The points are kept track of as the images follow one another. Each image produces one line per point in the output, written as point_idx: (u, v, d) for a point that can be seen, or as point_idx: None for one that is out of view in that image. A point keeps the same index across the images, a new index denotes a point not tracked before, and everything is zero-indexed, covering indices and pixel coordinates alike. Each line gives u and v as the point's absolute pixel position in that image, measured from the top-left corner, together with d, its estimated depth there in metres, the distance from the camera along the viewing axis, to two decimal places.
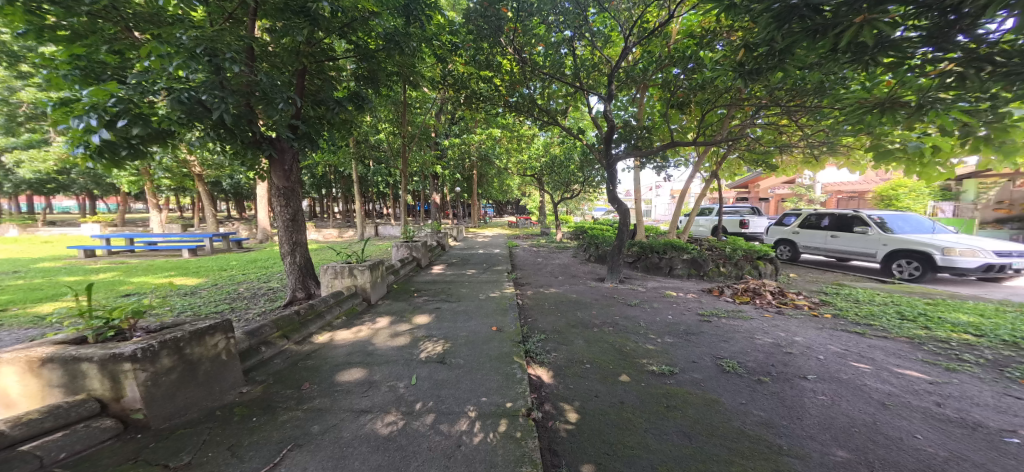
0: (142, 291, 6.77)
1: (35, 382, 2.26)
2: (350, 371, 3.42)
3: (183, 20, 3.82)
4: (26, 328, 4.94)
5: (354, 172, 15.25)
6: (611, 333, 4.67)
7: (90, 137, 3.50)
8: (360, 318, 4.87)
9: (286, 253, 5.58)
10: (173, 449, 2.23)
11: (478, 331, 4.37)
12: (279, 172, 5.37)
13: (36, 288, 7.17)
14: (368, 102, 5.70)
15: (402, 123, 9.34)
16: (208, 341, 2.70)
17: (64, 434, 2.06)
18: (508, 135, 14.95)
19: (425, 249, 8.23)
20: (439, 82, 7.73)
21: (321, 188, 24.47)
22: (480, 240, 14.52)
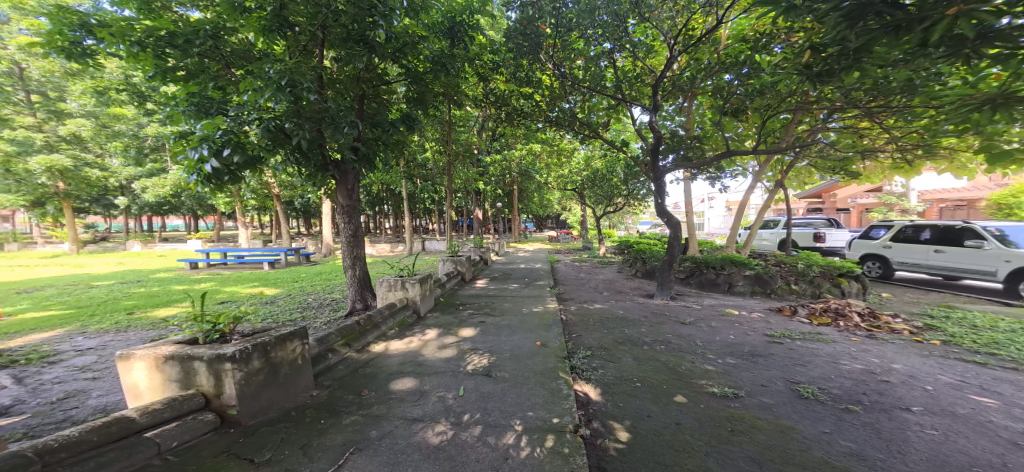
0: (234, 299, 7.78)
1: (157, 377, 2.66)
2: (403, 380, 3.65)
3: (268, 55, 4.49)
4: (147, 329, 5.94)
5: (405, 189, 16.17)
6: (663, 352, 4.53)
7: (202, 165, 4.23)
8: (411, 329, 5.16)
9: (348, 266, 6.07)
10: (256, 445, 2.53)
11: (521, 346, 4.44)
12: (343, 191, 5.96)
13: (155, 294, 8.55)
14: (417, 123, 6.18)
15: (448, 142, 9.86)
16: (288, 345, 3.04)
17: (176, 425, 2.46)
18: (550, 150, 15.10)
19: (469, 263, 8.48)
20: (481, 101, 8.11)
21: (376, 206, 26.11)
22: (521, 254, 14.70)
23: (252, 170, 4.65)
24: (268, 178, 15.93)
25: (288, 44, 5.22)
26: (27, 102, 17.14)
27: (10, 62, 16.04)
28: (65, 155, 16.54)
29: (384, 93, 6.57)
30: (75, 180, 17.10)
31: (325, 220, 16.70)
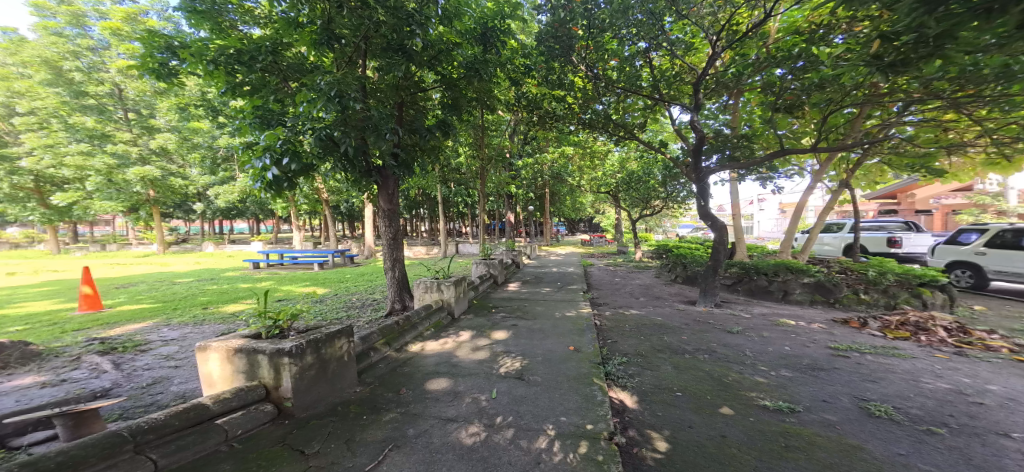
0: (291, 298, 8.33)
1: (227, 368, 2.92)
2: (438, 380, 3.72)
3: (319, 67, 5.02)
4: (217, 323, 6.52)
5: (440, 193, 16.51)
6: (706, 361, 4.37)
7: (264, 174, 4.66)
8: (445, 331, 5.27)
9: (388, 267, 6.27)
10: (306, 437, 2.68)
11: (554, 350, 4.41)
12: (384, 196, 6.19)
13: (226, 292, 9.36)
14: (452, 128, 6.35)
15: (481, 146, 9.96)
16: (336, 343, 3.24)
17: (242, 414, 2.68)
18: (585, 152, 14.96)
19: (501, 266, 8.53)
20: (512, 105, 8.16)
21: (412, 210, 26.82)
22: (553, 258, 14.65)
23: (306, 177, 5.08)
24: (318, 184, 17.07)
25: (335, 56, 5.54)
26: (125, 119, 19.31)
27: (112, 84, 18.36)
28: (149, 164, 18.49)
29: (422, 99, 6.78)
30: (161, 188, 19.19)
31: (367, 222, 17.38)
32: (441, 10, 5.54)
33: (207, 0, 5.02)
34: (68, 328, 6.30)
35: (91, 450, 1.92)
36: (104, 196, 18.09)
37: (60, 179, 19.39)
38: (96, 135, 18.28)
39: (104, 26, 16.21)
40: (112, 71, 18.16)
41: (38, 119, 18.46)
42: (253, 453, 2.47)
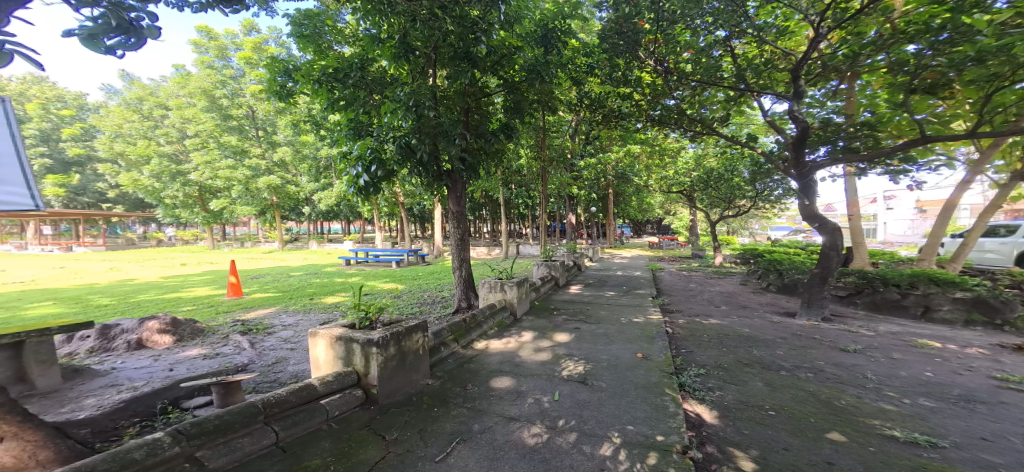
0: (376, 293, 9.08)
1: (327, 354, 3.27)
2: (501, 378, 3.79)
3: (396, 80, 5.66)
4: (318, 312, 7.37)
5: (503, 196, 16.69)
6: (809, 380, 3.95)
7: (356, 180, 5.57)
8: (509, 331, 5.37)
9: (456, 267, 6.56)
10: (388, 423, 2.91)
11: (621, 356, 4.27)
12: (453, 199, 6.51)
13: (326, 285, 10.53)
14: (516, 131, 6.48)
15: (541, 148, 9.92)
16: (414, 336, 3.49)
17: (339, 396, 2.99)
18: (659, 149, 14.25)
19: (563, 268, 8.45)
20: (574, 105, 8.08)
21: (476, 212, 27.55)
22: (618, 260, 14.28)
23: (390, 182, 5.78)
24: (396, 188, 18.52)
25: (410, 67, 5.93)
26: (257, 136, 22.70)
27: (248, 107, 21.84)
28: (270, 174, 21.25)
29: (487, 105, 7.00)
30: (279, 194, 21.85)
31: (436, 223, 18.07)
32: (503, 16, 5.60)
33: (311, 25, 5.75)
34: (220, 309, 7.70)
35: (235, 417, 2.34)
36: (243, 200, 21.26)
37: (214, 189, 23.47)
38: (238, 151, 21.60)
39: (239, 57, 19.21)
40: (246, 96, 21.56)
41: (197, 138, 22.51)
42: (347, 433, 2.75)
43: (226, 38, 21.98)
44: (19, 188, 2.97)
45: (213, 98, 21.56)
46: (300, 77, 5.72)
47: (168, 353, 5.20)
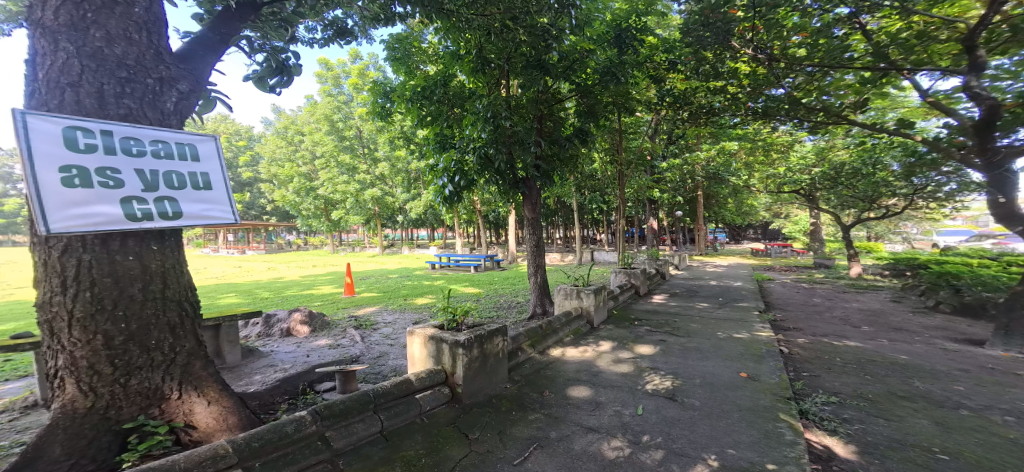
0: (463, 296, 9.52)
1: (421, 352, 3.45)
2: (579, 387, 3.69)
3: (473, 93, 5.91)
4: (411, 312, 7.95)
5: (575, 200, 16.65)
6: (1007, 424, 3.16)
7: (444, 190, 6.01)
8: (585, 339, 5.24)
9: (531, 272, 6.61)
10: (470, 422, 2.98)
11: (717, 374, 3.88)
12: (528, 205, 6.60)
13: (418, 286, 11.36)
14: (590, 135, 6.35)
15: (618, 151, 9.54)
16: (494, 340, 3.57)
17: (431, 392, 3.13)
18: (762, 144, 12.83)
19: (644, 276, 8.00)
20: (654, 105, 7.71)
21: (550, 217, 27.61)
22: (708, 269, 13.25)
23: (470, 190, 6.07)
24: (475, 197, 19.37)
25: (486, 80, 6.19)
26: (365, 154, 25.36)
27: (357, 128, 24.70)
28: (375, 187, 23.87)
29: (559, 111, 6.97)
30: (378, 203, 24.52)
31: (511, 229, 18.29)
32: (573, 21, 5.55)
33: (401, 49, 6.33)
34: (339, 305, 8.78)
35: (352, 404, 2.60)
36: (354, 210, 24.93)
37: (333, 201, 27.02)
38: (348, 167, 24.41)
39: (348, 84, 21.67)
40: (355, 118, 24.28)
41: (321, 158, 26.06)
42: (436, 428, 2.86)
43: (339, 67, 24.88)
44: (223, 205, 2.68)
45: (331, 121, 24.65)
46: (395, 98, 6.27)
47: (305, 341, 6.07)
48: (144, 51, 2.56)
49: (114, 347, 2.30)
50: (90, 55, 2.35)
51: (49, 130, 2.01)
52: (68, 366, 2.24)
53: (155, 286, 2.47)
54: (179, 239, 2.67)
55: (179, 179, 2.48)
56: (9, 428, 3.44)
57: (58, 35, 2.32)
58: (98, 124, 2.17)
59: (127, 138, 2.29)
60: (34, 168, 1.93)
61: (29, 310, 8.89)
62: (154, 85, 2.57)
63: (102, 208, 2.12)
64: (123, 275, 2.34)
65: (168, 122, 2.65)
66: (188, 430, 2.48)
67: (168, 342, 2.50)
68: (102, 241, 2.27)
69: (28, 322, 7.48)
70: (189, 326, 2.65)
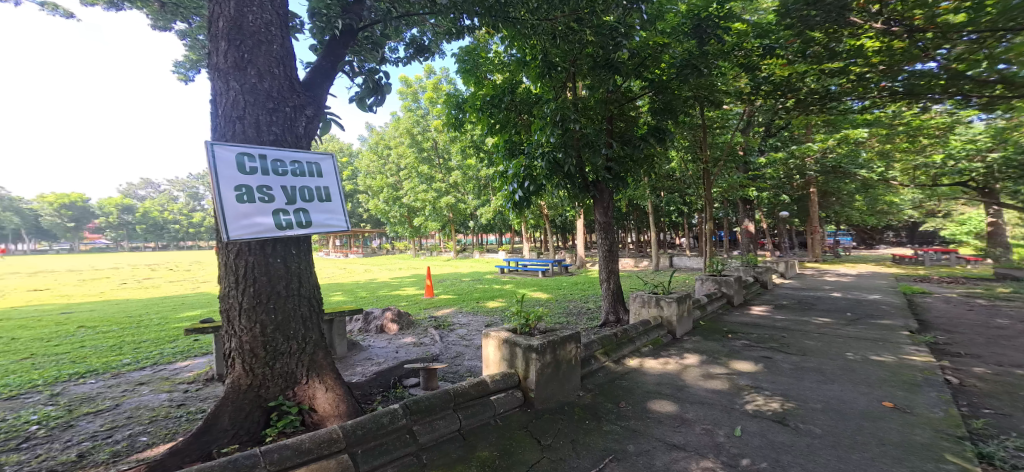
0: (537, 301, 9.51)
1: (494, 354, 3.51)
2: (662, 402, 3.45)
3: (540, 99, 5.98)
4: (485, 315, 8.16)
5: (651, 203, 15.78)
6: None
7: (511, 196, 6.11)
8: (667, 350, 4.91)
9: (604, 278, 6.56)
10: (542, 428, 2.93)
11: (856, 402, 3.29)
12: (600, 209, 6.56)
13: (491, 290, 11.61)
14: (669, 133, 5.98)
15: (702, 148, 8.83)
16: (568, 347, 3.49)
17: (504, 395, 3.15)
18: (891, 133, 10.87)
19: (739, 285, 7.23)
20: (746, 95, 7.00)
21: (623, 221, 26.66)
22: (816, 278, 11.63)
23: (540, 195, 6.11)
24: (544, 202, 19.39)
25: (552, 84, 6.21)
26: (442, 164, 26.76)
27: (433, 139, 26.26)
28: (449, 194, 25.55)
29: (631, 110, 6.79)
30: (453, 210, 26.38)
31: (579, 234, 17.88)
32: (645, 16, 5.35)
33: (470, 61, 6.58)
34: (420, 305, 9.34)
35: (435, 402, 2.70)
36: (432, 217, 26.91)
37: (413, 208, 28.92)
38: (427, 176, 25.98)
39: (425, 98, 23.04)
40: (432, 131, 25.78)
41: (404, 169, 28.14)
42: (510, 431, 2.86)
43: (417, 83, 26.59)
44: (338, 214, 3.19)
45: (412, 135, 26.40)
46: (467, 109, 6.51)
47: (394, 338, 6.55)
48: (283, 82, 3.14)
49: (266, 336, 2.95)
50: (248, 90, 2.98)
51: (229, 156, 2.62)
52: (238, 350, 2.95)
53: (294, 284, 3.08)
54: (307, 243, 3.25)
55: (309, 194, 3.03)
56: (196, 397, 4.32)
57: (228, 76, 2.97)
58: (259, 150, 2.76)
59: (277, 161, 2.87)
60: (221, 187, 2.54)
61: (186, 301, 10.91)
62: (291, 112, 3.16)
63: (260, 220, 2.71)
64: (273, 275, 2.97)
65: (300, 144, 3.23)
66: (311, 413, 3.02)
67: (301, 333, 3.11)
68: (260, 246, 2.91)
69: (187, 311, 9.16)
70: (316, 320, 3.23)
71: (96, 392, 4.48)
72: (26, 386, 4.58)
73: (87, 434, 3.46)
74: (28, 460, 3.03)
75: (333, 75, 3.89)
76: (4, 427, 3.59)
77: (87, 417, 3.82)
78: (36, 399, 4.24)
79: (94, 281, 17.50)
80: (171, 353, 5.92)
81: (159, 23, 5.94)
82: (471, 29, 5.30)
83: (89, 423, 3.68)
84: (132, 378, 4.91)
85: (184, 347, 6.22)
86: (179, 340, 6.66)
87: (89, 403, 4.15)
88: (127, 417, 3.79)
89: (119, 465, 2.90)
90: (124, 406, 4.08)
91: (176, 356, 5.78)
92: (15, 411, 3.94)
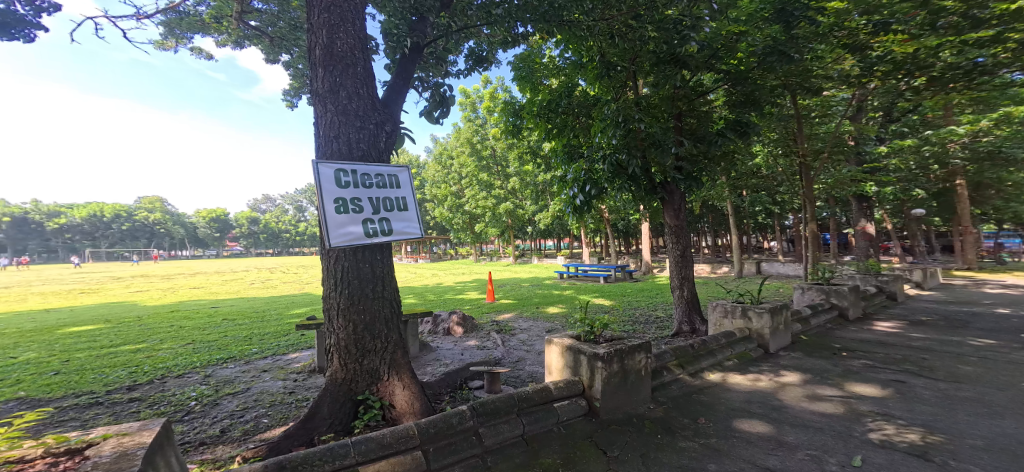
0: (603, 307, 9.17)
1: (558, 361, 3.40)
2: (752, 422, 3.09)
3: (601, 100, 5.84)
4: (547, 320, 8.04)
5: (731, 203, 14.45)
6: None
7: (572, 201, 6.03)
8: (757, 366, 4.42)
9: (676, 285, 6.20)
10: (607, 439, 2.76)
11: (1020, 443, 2.66)
12: (670, 212, 6.23)
13: (552, 296, 11.46)
14: (753, 127, 5.42)
15: (795, 140, 7.90)
16: (637, 356, 3.26)
17: (568, 402, 3.03)
18: None
19: (856, 296, 6.25)
20: (852, 78, 6.13)
21: (696, 223, 24.83)
22: (951, 289, 9.74)
23: (602, 199, 5.96)
24: (604, 206, 18.77)
25: (612, 85, 6.04)
26: (501, 172, 27.16)
27: (493, 148, 26.82)
28: (507, 201, 26.21)
29: (703, 105, 6.37)
30: (511, 216, 26.87)
31: (644, 238, 17.01)
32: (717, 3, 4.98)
33: (528, 69, 6.64)
34: (484, 309, 9.50)
35: (499, 405, 2.68)
36: (491, 223, 27.54)
37: (476, 215, 29.74)
38: (489, 184, 26.53)
39: (484, 108, 23.59)
40: (490, 139, 26.29)
41: (466, 177, 29.05)
42: (574, 440, 2.74)
43: (475, 94, 27.37)
44: (414, 223, 3.30)
45: (473, 144, 27.18)
46: (524, 115, 6.55)
47: (460, 340, 6.73)
48: (367, 101, 3.37)
49: (357, 334, 3.17)
50: (341, 111, 3.24)
51: (329, 173, 2.86)
52: (335, 345, 3.21)
53: (378, 287, 3.25)
54: (388, 248, 3.42)
55: (390, 204, 3.18)
56: (303, 386, 4.78)
57: (325, 99, 3.26)
58: (351, 165, 2.97)
59: (364, 174, 3.06)
60: (323, 201, 2.79)
61: (282, 301, 12.27)
62: (374, 128, 3.36)
63: (352, 230, 2.91)
64: (361, 278, 3.17)
65: (382, 158, 3.44)
66: (390, 408, 3.15)
67: (385, 333, 3.26)
68: (351, 253, 3.14)
69: (283, 309, 10.27)
70: (396, 321, 3.36)
71: (234, 375, 5.18)
72: (187, 367, 5.44)
73: (228, 412, 4.01)
74: (188, 431, 3.58)
75: (405, 91, 4.10)
76: (172, 401, 4.29)
77: (229, 397, 4.42)
78: (194, 379, 5.02)
79: (217, 281, 20.50)
80: (285, 345, 6.67)
81: (269, 56, 6.81)
82: (527, 37, 5.37)
83: (229, 403, 4.26)
84: (258, 366, 5.60)
85: (294, 341, 6.95)
86: (290, 334, 7.47)
87: (229, 385, 4.81)
88: (255, 400, 4.31)
89: (248, 442, 3.29)
90: (253, 389, 4.66)
91: (288, 349, 6.48)
92: (180, 388, 4.70)
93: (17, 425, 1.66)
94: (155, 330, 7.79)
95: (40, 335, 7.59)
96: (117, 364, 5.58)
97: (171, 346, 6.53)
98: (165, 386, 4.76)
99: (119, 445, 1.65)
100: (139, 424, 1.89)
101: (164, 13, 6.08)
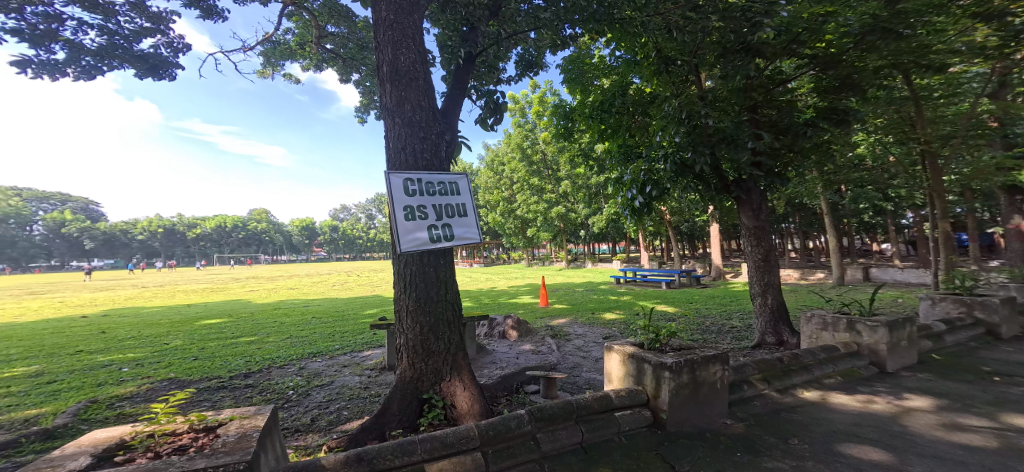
0: (670, 315, 8.61)
1: (619, 369, 3.23)
2: (863, 448, 2.67)
3: (662, 96, 5.53)
4: (607, 327, 7.74)
5: (824, 201, 12.80)
6: None
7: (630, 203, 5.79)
8: (867, 386, 3.83)
9: (758, 293, 5.63)
10: (676, 453, 2.56)
11: None
12: (748, 212, 5.68)
13: (610, 301, 11.01)
14: (852, 114, 4.78)
15: (919, 124, 6.74)
16: (710, 368, 2.96)
17: (631, 412, 2.85)
18: None
19: (1010, 308, 5.17)
20: (979, 49, 5.17)
21: (779, 224, 22.39)
22: None
23: (663, 200, 5.64)
24: (663, 207, 17.71)
25: (674, 80, 5.71)
26: (556, 176, 26.87)
27: (546, 152, 26.64)
28: (559, 204, 25.86)
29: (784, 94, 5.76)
30: (564, 220, 26.44)
31: (713, 242, 15.73)
32: None
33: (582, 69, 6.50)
34: (540, 314, 9.41)
35: (558, 411, 2.60)
36: (543, 227, 27.29)
37: (530, 219, 29.72)
38: (545, 188, 26.36)
39: (534, 113, 23.53)
40: (541, 143, 26.22)
41: (518, 182, 29.19)
42: (638, 452, 2.57)
43: (524, 99, 27.49)
44: (472, 228, 3.36)
45: (524, 149, 27.28)
46: (577, 117, 6.42)
47: (517, 344, 6.72)
48: (427, 112, 3.50)
49: (423, 335, 3.28)
50: (405, 123, 3.41)
51: (399, 182, 3.02)
52: (404, 345, 3.35)
53: (441, 290, 3.35)
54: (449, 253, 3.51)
55: (451, 209, 3.27)
56: (376, 382, 5.09)
57: (392, 112, 3.45)
58: (417, 174, 3.10)
59: (428, 181, 3.17)
60: (394, 208, 2.95)
61: (354, 301, 13.23)
62: (434, 138, 3.49)
63: (418, 236, 3.03)
64: (426, 282, 3.29)
65: (442, 166, 3.56)
66: (451, 408, 3.24)
67: (448, 335, 3.34)
68: (417, 258, 3.27)
69: (354, 310, 11.06)
70: (458, 323, 3.43)
71: (321, 368, 5.68)
72: (286, 359, 6.07)
73: (317, 402, 4.39)
74: (287, 417, 3.99)
75: (461, 100, 4.23)
76: (275, 389, 4.80)
77: (317, 388, 4.84)
78: (292, 370, 5.58)
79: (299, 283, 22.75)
80: (360, 343, 7.16)
81: (342, 76, 7.43)
82: (576, 38, 5.28)
83: (318, 394, 4.67)
84: (340, 361, 6.08)
85: (369, 339, 7.44)
86: (364, 332, 8.01)
87: (318, 377, 5.27)
88: (338, 393, 4.67)
89: (331, 432, 3.57)
90: (336, 383, 5.05)
91: (363, 346, 6.95)
92: (281, 378, 5.25)
93: (172, 402, 1.96)
94: (262, 325, 8.81)
95: (174, 326, 9.01)
96: (237, 353, 6.39)
97: (273, 340, 7.32)
98: (270, 375, 5.35)
99: (240, 427, 1.87)
100: (254, 409, 2.13)
101: (262, 45, 6.93)
